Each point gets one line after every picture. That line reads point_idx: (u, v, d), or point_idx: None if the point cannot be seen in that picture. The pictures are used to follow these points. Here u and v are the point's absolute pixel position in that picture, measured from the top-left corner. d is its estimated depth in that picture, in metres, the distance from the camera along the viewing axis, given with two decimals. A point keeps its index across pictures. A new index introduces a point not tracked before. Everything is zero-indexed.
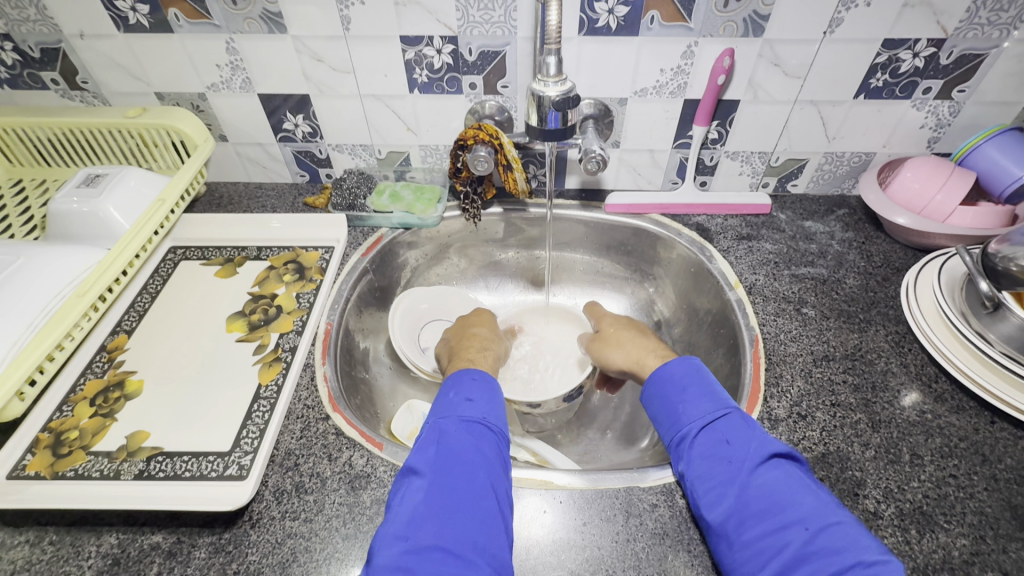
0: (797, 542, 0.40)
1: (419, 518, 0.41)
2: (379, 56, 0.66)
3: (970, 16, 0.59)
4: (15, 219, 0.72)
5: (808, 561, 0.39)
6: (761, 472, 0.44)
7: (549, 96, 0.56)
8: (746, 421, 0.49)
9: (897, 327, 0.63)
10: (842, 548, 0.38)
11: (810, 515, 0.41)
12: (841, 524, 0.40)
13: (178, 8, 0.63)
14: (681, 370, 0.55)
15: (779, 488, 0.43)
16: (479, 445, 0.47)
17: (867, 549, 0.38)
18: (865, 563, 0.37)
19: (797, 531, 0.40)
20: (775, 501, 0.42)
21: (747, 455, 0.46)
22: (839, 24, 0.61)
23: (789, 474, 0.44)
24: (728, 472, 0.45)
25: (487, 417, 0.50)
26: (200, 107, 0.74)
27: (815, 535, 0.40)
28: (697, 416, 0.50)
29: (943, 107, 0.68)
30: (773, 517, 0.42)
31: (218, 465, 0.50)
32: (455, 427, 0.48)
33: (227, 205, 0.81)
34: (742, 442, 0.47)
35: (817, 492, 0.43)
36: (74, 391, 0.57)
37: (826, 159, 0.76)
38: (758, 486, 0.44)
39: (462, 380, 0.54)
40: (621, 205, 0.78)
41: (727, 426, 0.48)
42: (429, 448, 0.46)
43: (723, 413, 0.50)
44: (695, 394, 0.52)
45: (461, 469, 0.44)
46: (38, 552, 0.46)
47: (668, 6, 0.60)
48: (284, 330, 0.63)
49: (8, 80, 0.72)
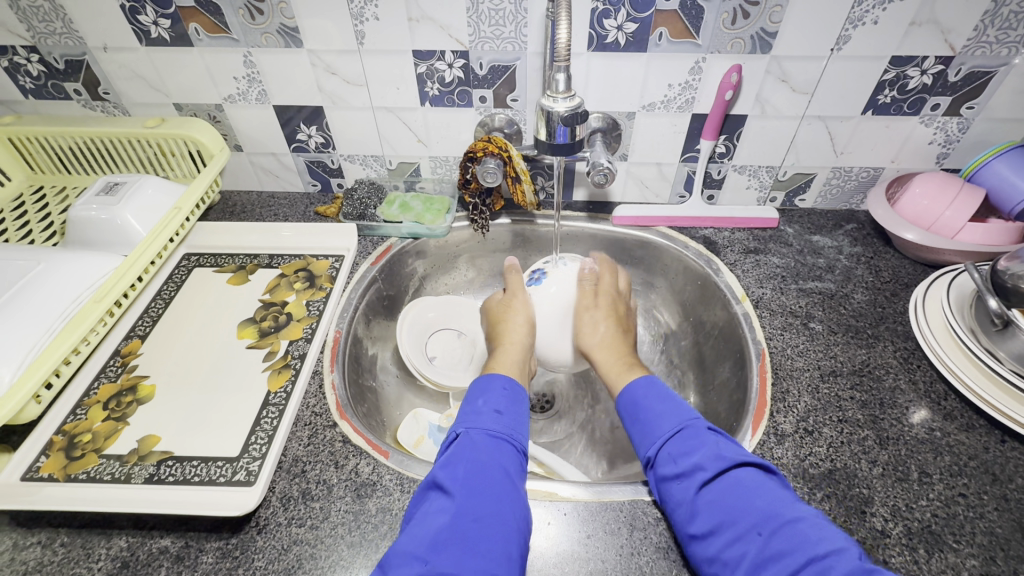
0: (755, 548, 0.40)
1: (441, 539, 0.40)
2: (391, 70, 0.68)
3: (978, 34, 0.59)
4: (35, 225, 0.74)
5: (767, 566, 0.39)
6: (712, 482, 0.45)
7: (559, 111, 0.57)
8: (696, 434, 0.49)
9: (905, 344, 0.62)
10: (793, 548, 0.39)
11: (762, 519, 0.41)
12: (794, 520, 0.40)
13: (198, 22, 0.65)
14: (644, 390, 0.55)
15: (732, 495, 0.43)
16: (506, 463, 0.47)
17: (819, 545, 0.38)
18: (816, 559, 0.37)
19: (751, 538, 0.40)
20: (726, 512, 0.42)
21: (696, 468, 0.46)
22: (846, 41, 0.61)
23: (742, 478, 0.44)
24: (682, 490, 0.46)
25: (514, 433, 0.50)
26: (217, 117, 0.76)
27: (768, 539, 0.40)
28: (652, 441, 0.50)
29: (952, 123, 0.68)
30: (727, 527, 0.42)
31: (226, 470, 0.51)
32: (483, 441, 0.48)
33: (240, 213, 0.82)
34: (691, 458, 0.47)
35: (769, 491, 0.43)
36: (87, 395, 0.58)
37: (834, 174, 0.76)
38: (707, 500, 0.44)
39: (493, 388, 0.54)
40: (629, 217, 0.79)
41: (678, 443, 0.48)
42: (460, 464, 0.46)
43: (675, 430, 0.49)
44: (653, 412, 0.52)
45: (490, 484, 0.44)
46: (49, 553, 0.46)
47: (676, 23, 0.61)
48: (293, 337, 0.64)
49: (33, 91, 0.74)
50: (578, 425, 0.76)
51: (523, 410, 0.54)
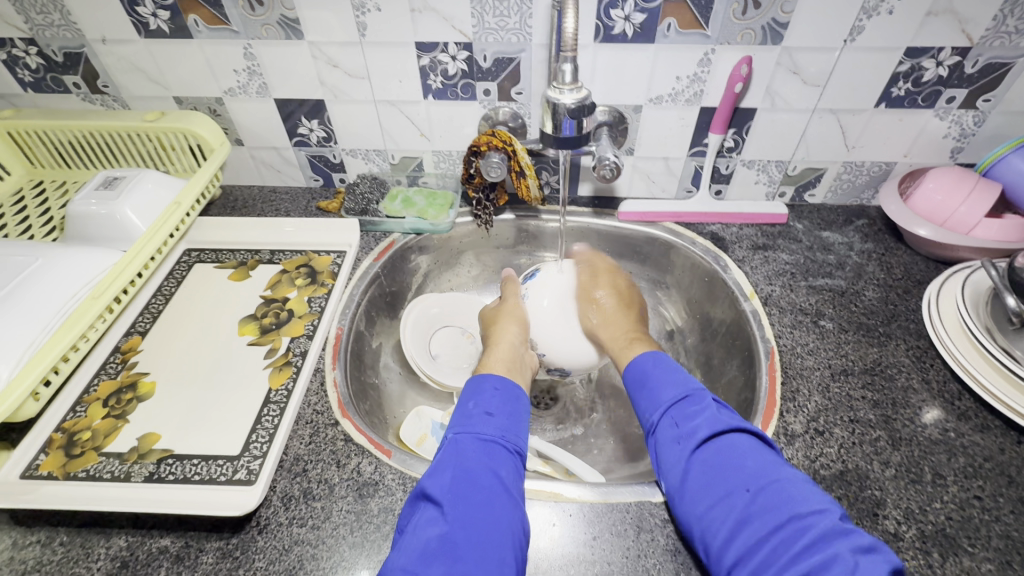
0: (741, 505, 0.41)
1: (431, 550, 0.39)
2: (394, 62, 0.66)
3: (996, 24, 0.58)
4: (35, 221, 0.73)
5: (750, 522, 0.40)
6: (709, 444, 0.45)
7: (565, 104, 0.56)
8: (700, 399, 0.49)
9: (918, 342, 0.61)
10: (779, 505, 0.39)
11: (751, 478, 0.42)
12: (783, 481, 0.41)
13: (197, 14, 0.64)
14: (646, 361, 0.56)
15: (725, 456, 0.44)
16: (498, 468, 0.46)
17: (806, 503, 0.39)
18: (800, 516, 0.38)
19: (739, 495, 0.41)
20: (718, 471, 0.43)
21: (694, 431, 0.46)
22: (860, 31, 0.60)
23: (737, 442, 0.45)
24: (678, 450, 0.46)
25: (506, 434, 0.49)
26: (217, 111, 0.75)
27: (755, 496, 0.41)
28: (654, 407, 0.51)
29: (967, 117, 0.66)
30: (717, 485, 0.42)
31: (227, 469, 0.50)
32: (473, 445, 0.47)
33: (241, 208, 0.81)
34: (690, 422, 0.47)
35: (763, 455, 0.43)
36: (87, 392, 0.57)
37: (845, 169, 0.75)
38: (702, 461, 0.45)
39: (483, 391, 0.53)
40: (635, 213, 0.78)
41: (679, 409, 0.49)
42: (446, 471, 0.45)
43: (677, 398, 0.50)
44: (658, 378, 0.53)
45: (478, 491, 0.44)
46: (48, 552, 0.46)
47: (685, 13, 0.59)
48: (295, 334, 0.63)
49: (32, 84, 0.73)
50: (583, 423, 0.75)
51: (518, 409, 0.53)
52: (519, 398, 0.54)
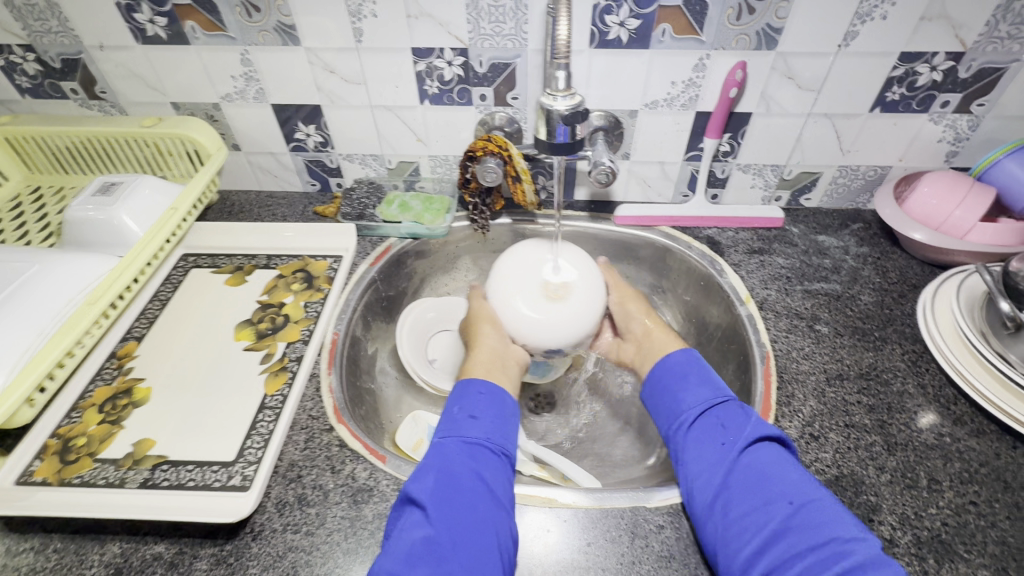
0: (779, 517, 0.42)
1: (416, 553, 0.40)
2: (390, 68, 0.67)
3: (989, 29, 0.58)
4: (32, 227, 0.73)
5: (786, 536, 0.41)
6: (750, 451, 0.47)
7: (559, 110, 0.56)
8: (742, 409, 0.51)
9: (914, 346, 0.61)
10: (820, 523, 0.41)
11: (792, 491, 0.43)
12: (820, 501, 0.43)
13: (194, 20, 0.64)
14: (681, 359, 0.58)
15: (767, 466, 0.45)
16: (482, 471, 0.46)
17: (845, 525, 0.41)
18: (842, 538, 0.40)
19: (780, 506, 0.43)
20: (760, 480, 0.45)
21: (738, 436, 0.48)
22: (854, 37, 0.60)
23: (777, 454, 0.46)
24: (719, 453, 0.48)
25: (491, 437, 0.50)
26: (214, 116, 0.75)
27: (796, 509, 0.42)
28: (694, 403, 0.53)
29: (961, 121, 0.66)
30: (757, 493, 0.44)
31: (221, 475, 0.50)
32: (457, 448, 0.48)
33: (238, 213, 0.82)
34: (737, 426, 0.49)
35: (801, 471, 0.45)
36: (82, 398, 0.57)
37: (841, 173, 0.75)
38: (744, 466, 0.46)
39: (468, 395, 0.53)
40: (631, 217, 0.78)
41: (723, 411, 0.51)
42: (429, 474, 0.45)
43: (720, 400, 0.52)
44: (697, 380, 0.55)
45: (460, 493, 0.44)
46: (42, 559, 0.46)
47: (679, 18, 0.60)
48: (291, 339, 0.63)
49: (29, 90, 0.74)
50: (580, 427, 0.75)
51: (504, 411, 0.53)
52: (506, 400, 0.54)
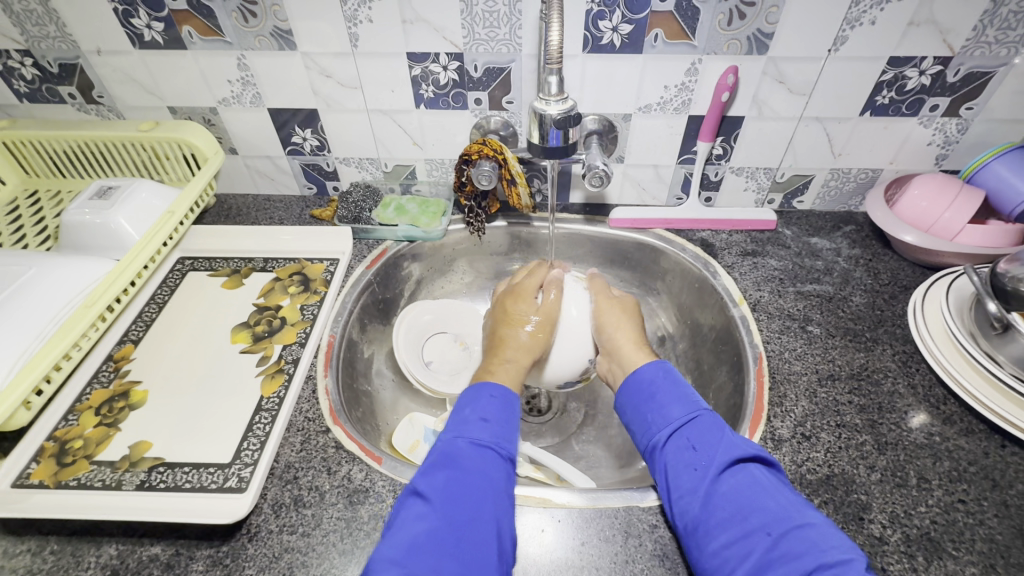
0: (760, 549, 0.40)
1: (419, 544, 0.41)
2: (385, 72, 0.67)
3: (976, 34, 0.59)
4: (29, 230, 0.73)
5: (772, 568, 0.39)
6: (725, 478, 0.45)
7: (551, 114, 0.57)
8: (715, 426, 0.50)
9: (904, 347, 0.62)
10: (803, 552, 0.39)
11: (772, 520, 0.41)
12: (805, 527, 0.41)
13: (191, 25, 0.65)
14: (650, 375, 0.56)
15: (744, 492, 0.44)
16: (490, 473, 0.47)
17: (829, 551, 0.38)
18: (826, 565, 0.38)
19: (759, 538, 0.41)
20: (738, 508, 0.43)
21: (712, 461, 0.46)
22: (843, 42, 0.61)
23: (753, 478, 0.45)
24: (694, 480, 0.46)
25: (499, 441, 0.50)
26: (211, 121, 0.76)
27: (776, 540, 0.40)
28: (664, 424, 0.51)
29: (950, 124, 0.67)
30: (736, 524, 0.42)
31: (217, 477, 0.51)
32: (466, 449, 0.48)
33: (235, 217, 0.82)
34: (708, 449, 0.48)
35: (781, 493, 0.43)
36: (79, 400, 0.58)
37: (832, 176, 0.76)
38: (720, 493, 0.44)
39: (481, 396, 0.53)
40: (626, 220, 0.79)
41: (692, 431, 0.49)
42: (439, 472, 0.46)
43: (690, 417, 0.50)
44: (666, 394, 0.53)
45: (469, 492, 0.45)
46: (39, 561, 0.46)
47: (672, 24, 0.60)
48: (287, 341, 0.64)
49: (27, 95, 0.74)
50: (575, 428, 0.76)
51: (513, 417, 0.53)
52: (517, 406, 0.54)
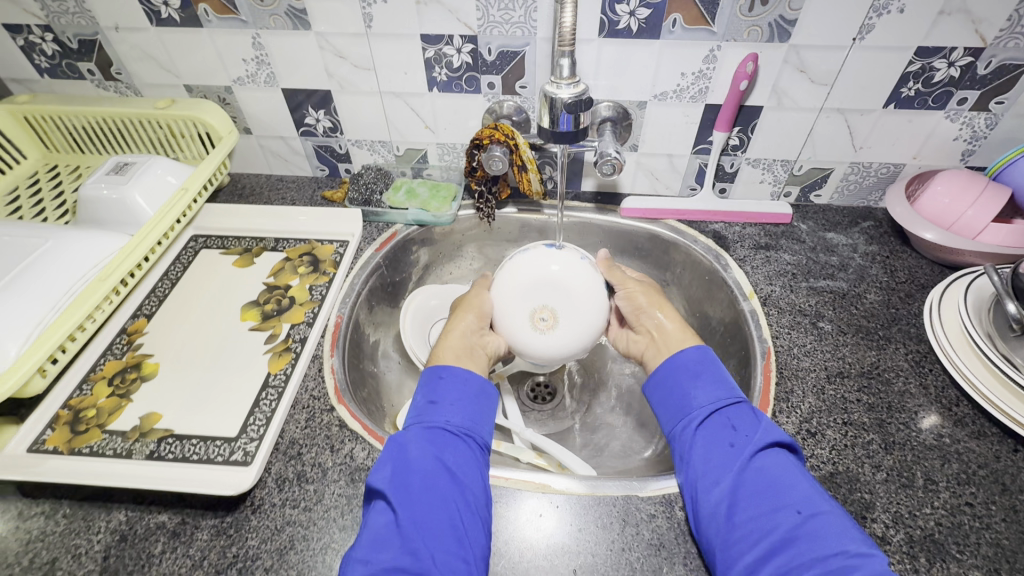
0: (786, 526, 0.42)
1: (381, 541, 0.42)
2: (398, 54, 0.67)
3: (1011, 25, 0.56)
4: (49, 204, 0.75)
5: (793, 545, 0.41)
6: (761, 458, 0.46)
7: (561, 98, 0.56)
8: (755, 412, 0.50)
9: (918, 347, 0.60)
10: (828, 536, 0.41)
11: (803, 502, 0.43)
12: (831, 514, 0.42)
13: (207, 4, 0.65)
14: (696, 358, 0.55)
15: (778, 475, 0.45)
16: (439, 455, 0.47)
17: (853, 541, 0.40)
18: (849, 553, 0.39)
19: (788, 515, 0.43)
20: (770, 486, 0.44)
21: (750, 442, 0.48)
22: (870, 30, 0.59)
23: (789, 463, 0.46)
24: (728, 457, 0.47)
25: (450, 420, 0.51)
26: (226, 100, 0.76)
27: (805, 520, 0.42)
28: (705, 402, 0.52)
29: (979, 119, 0.65)
30: (766, 502, 0.44)
31: (224, 450, 0.52)
32: (416, 435, 0.49)
33: (249, 196, 0.83)
34: (749, 430, 0.49)
35: (811, 482, 0.45)
36: (93, 370, 0.59)
37: (852, 170, 0.74)
38: (752, 471, 0.46)
39: (431, 380, 0.54)
40: (637, 209, 0.78)
41: (734, 411, 0.50)
42: (387, 466, 0.46)
43: (736, 400, 0.51)
44: (709, 377, 0.54)
45: (423, 482, 0.45)
46: (52, 523, 0.47)
47: (691, 9, 0.59)
48: (295, 320, 0.64)
49: (48, 69, 0.75)
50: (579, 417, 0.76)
51: (471, 389, 0.54)
52: (473, 379, 0.55)
